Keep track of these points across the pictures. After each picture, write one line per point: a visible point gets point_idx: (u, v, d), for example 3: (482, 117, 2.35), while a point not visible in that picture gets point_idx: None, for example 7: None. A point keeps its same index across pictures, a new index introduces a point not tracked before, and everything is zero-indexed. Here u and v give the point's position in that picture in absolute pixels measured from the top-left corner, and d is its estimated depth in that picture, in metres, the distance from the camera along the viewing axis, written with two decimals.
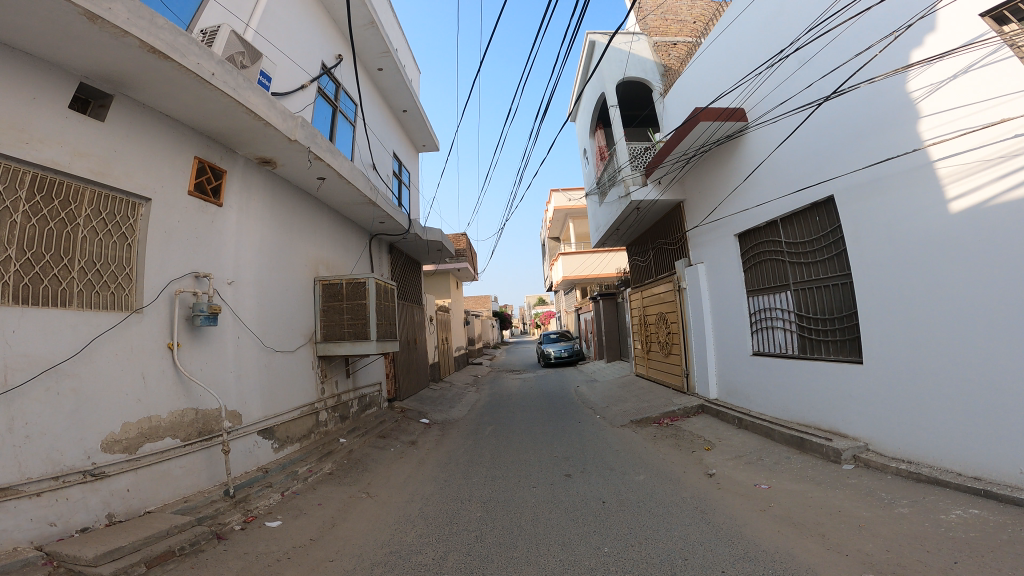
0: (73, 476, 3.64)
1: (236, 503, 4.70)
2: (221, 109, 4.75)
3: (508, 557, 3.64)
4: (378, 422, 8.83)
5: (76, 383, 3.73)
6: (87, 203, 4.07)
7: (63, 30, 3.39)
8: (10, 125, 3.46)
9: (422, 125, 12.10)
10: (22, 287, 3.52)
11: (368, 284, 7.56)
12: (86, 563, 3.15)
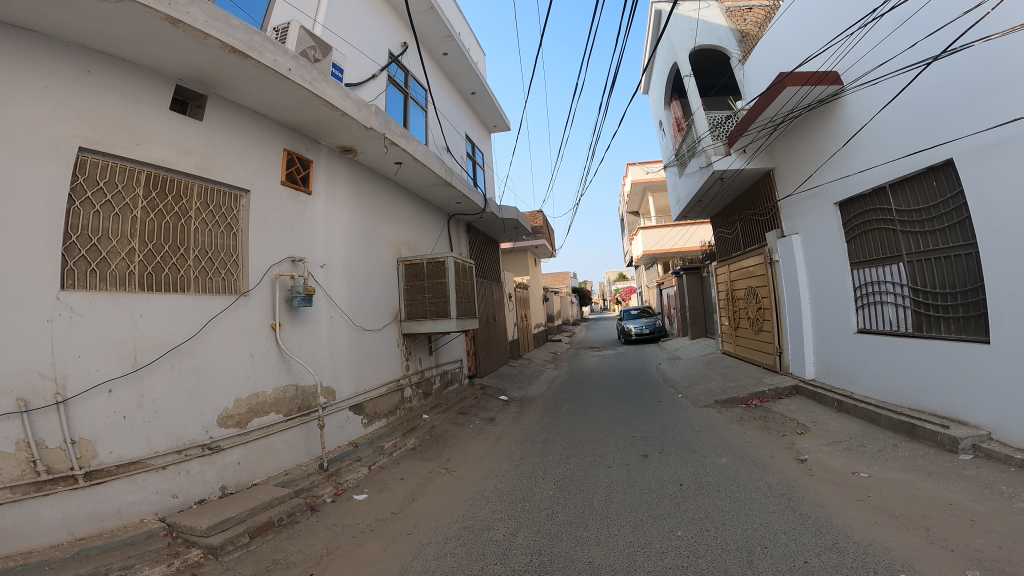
0: (194, 449, 4.06)
1: (329, 476, 5.02)
2: (300, 102, 4.98)
3: (577, 537, 3.67)
4: (459, 398, 9.14)
5: (195, 362, 4.15)
6: (196, 196, 4.43)
7: (152, 34, 3.63)
8: (122, 128, 3.83)
9: (492, 106, 12.09)
10: (143, 276, 3.93)
11: (448, 263, 7.75)
12: (200, 533, 3.44)
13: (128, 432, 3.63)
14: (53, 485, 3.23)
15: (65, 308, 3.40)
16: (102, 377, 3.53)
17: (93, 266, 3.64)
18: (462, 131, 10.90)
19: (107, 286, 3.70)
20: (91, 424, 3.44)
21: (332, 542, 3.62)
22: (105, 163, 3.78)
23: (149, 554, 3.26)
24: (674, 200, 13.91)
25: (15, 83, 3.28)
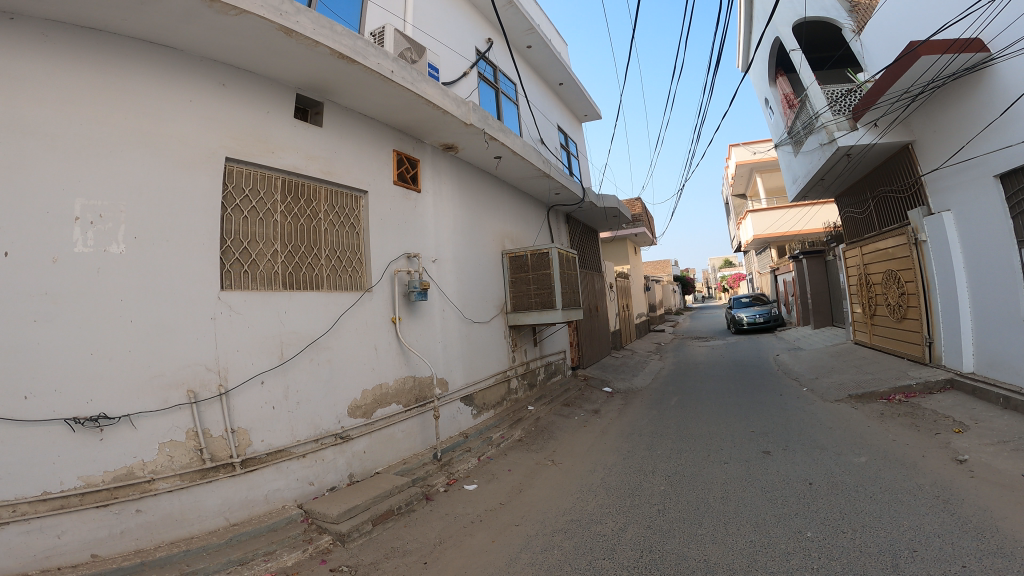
0: (329, 438, 4.38)
1: (443, 466, 5.19)
2: (404, 103, 5.15)
3: (692, 534, 3.51)
4: (563, 390, 9.13)
5: (331, 355, 4.50)
6: (324, 199, 4.74)
7: (270, 46, 3.86)
8: (258, 138, 4.18)
9: (582, 96, 11.85)
10: (286, 275, 4.30)
11: (552, 254, 7.69)
12: (331, 520, 3.63)
13: (276, 422, 3.97)
14: (214, 472, 3.57)
15: (223, 308, 3.78)
16: (255, 371, 3.90)
17: (245, 268, 4.02)
18: (554, 122, 10.82)
19: (256, 285, 4.07)
20: (247, 414, 3.80)
21: (446, 530, 3.69)
22: (248, 171, 4.14)
23: (288, 539, 3.48)
24: (789, 180, 12.94)
25: (166, 102, 3.65)
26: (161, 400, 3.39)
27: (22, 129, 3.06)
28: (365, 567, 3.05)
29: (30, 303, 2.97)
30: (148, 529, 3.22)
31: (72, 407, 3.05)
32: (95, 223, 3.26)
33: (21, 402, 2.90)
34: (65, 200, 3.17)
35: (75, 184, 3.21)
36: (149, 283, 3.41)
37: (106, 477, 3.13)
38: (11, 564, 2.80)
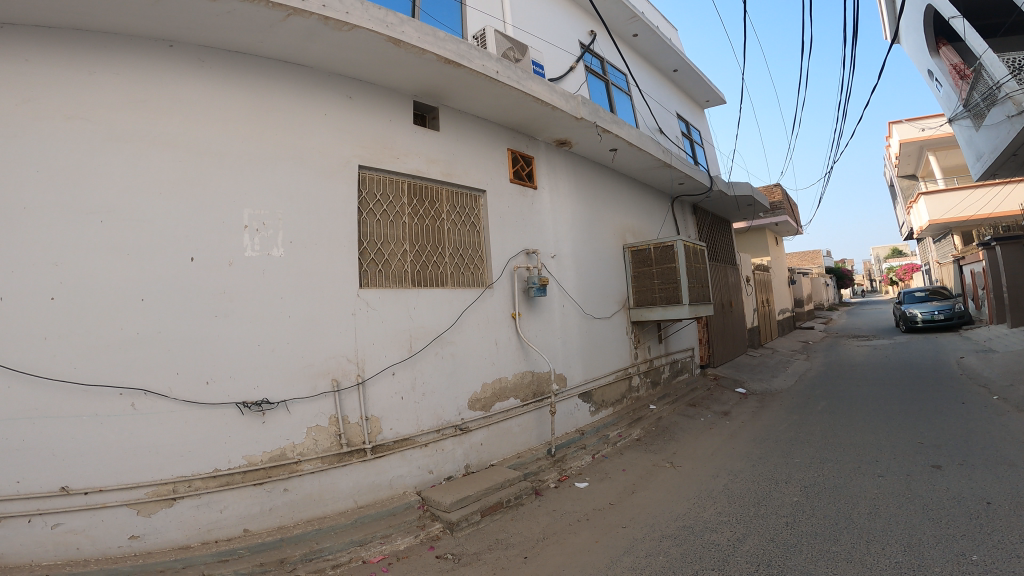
0: (449, 429, 4.53)
1: (555, 462, 5.16)
2: (512, 102, 5.20)
3: (823, 551, 3.13)
4: (689, 389, 8.64)
5: (454, 349, 4.69)
6: (446, 201, 4.94)
7: (382, 58, 4.08)
8: (383, 146, 4.45)
9: (699, 83, 10.96)
10: (415, 272, 4.55)
11: (677, 247, 7.20)
12: (442, 508, 3.77)
13: (404, 411, 4.19)
14: (348, 457, 3.81)
15: (362, 305, 4.08)
16: (388, 362, 4.16)
17: (380, 267, 4.32)
18: (672, 110, 10.25)
19: (390, 283, 4.37)
20: (380, 403, 4.06)
21: (551, 526, 3.66)
22: (378, 177, 4.44)
23: (403, 524, 3.66)
24: (971, 157, 11.13)
25: (302, 117, 3.98)
26: (311, 387, 3.72)
27: (197, 151, 3.50)
28: (469, 557, 3.14)
29: (209, 303, 3.41)
30: (290, 508, 3.51)
31: (241, 393, 3.45)
32: (259, 230, 3.67)
33: (203, 386, 3.33)
34: (234, 211, 3.58)
35: (241, 195, 3.62)
36: (298, 281, 3.77)
37: (262, 457, 3.48)
38: (179, 535, 3.18)
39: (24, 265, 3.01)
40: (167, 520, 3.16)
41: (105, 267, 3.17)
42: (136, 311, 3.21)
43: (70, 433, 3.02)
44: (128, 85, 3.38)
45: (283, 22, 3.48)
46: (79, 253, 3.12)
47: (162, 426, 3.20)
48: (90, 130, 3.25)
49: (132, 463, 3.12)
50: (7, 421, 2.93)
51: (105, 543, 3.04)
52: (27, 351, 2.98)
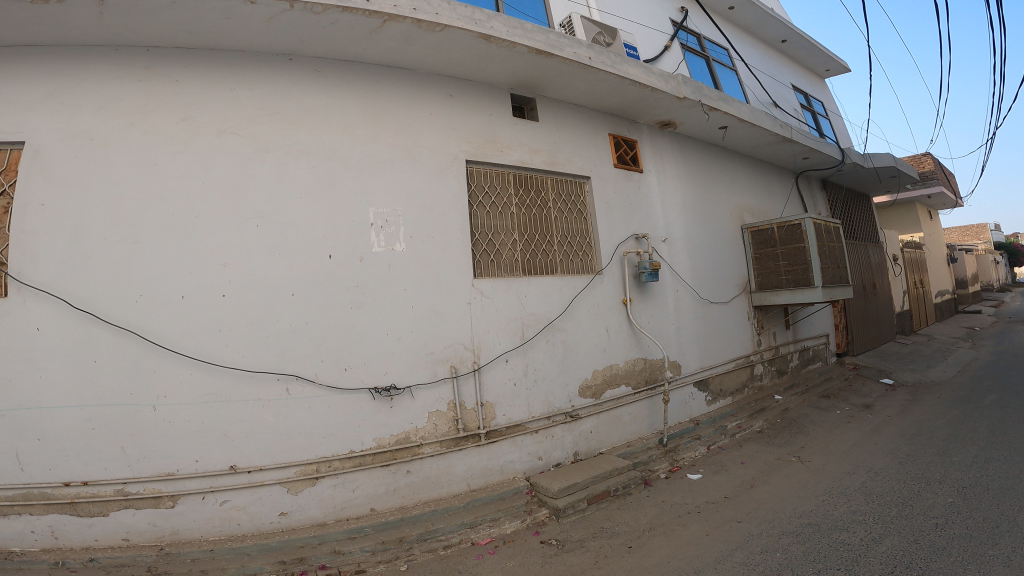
0: (559, 416, 3.70)
1: (666, 452, 4.18)
2: (608, 89, 4.07)
3: (978, 554, 2.54)
4: (822, 380, 7.11)
5: (565, 336, 3.81)
6: (552, 187, 3.99)
7: (471, 56, 3.38)
8: (485, 138, 3.64)
9: (817, 51, 8.75)
10: (526, 260, 3.73)
11: (805, 225, 5.57)
12: (549, 493, 3.22)
13: (516, 399, 3.48)
14: (463, 441, 3.24)
15: (478, 294, 3.40)
16: (501, 349, 3.45)
17: (492, 256, 3.57)
18: (786, 84, 8.26)
19: (504, 272, 3.60)
20: (494, 389, 3.39)
21: (656, 523, 3.11)
22: (486, 170, 3.65)
23: (511, 508, 3.13)
24: None
25: (410, 115, 3.35)
26: (431, 373, 3.16)
27: (330, 157, 3.05)
28: (572, 544, 2.89)
29: (344, 294, 2.96)
30: (411, 491, 3.03)
31: (372, 376, 2.99)
32: (384, 226, 3.14)
33: (342, 373, 2.91)
34: (361, 210, 3.08)
35: (366, 194, 3.12)
36: (423, 276, 3.20)
37: (389, 439, 3.01)
38: (318, 513, 2.80)
39: (195, 259, 2.73)
40: (310, 499, 2.79)
41: (262, 264, 2.82)
42: (285, 303, 2.84)
43: (238, 416, 2.71)
44: (254, 75, 2.98)
45: (380, 28, 2.96)
46: (233, 230, 2.80)
47: (315, 410, 2.84)
48: (236, 141, 2.87)
49: (284, 443, 2.77)
50: (189, 406, 2.66)
51: (257, 520, 2.70)
52: (200, 342, 2.69)
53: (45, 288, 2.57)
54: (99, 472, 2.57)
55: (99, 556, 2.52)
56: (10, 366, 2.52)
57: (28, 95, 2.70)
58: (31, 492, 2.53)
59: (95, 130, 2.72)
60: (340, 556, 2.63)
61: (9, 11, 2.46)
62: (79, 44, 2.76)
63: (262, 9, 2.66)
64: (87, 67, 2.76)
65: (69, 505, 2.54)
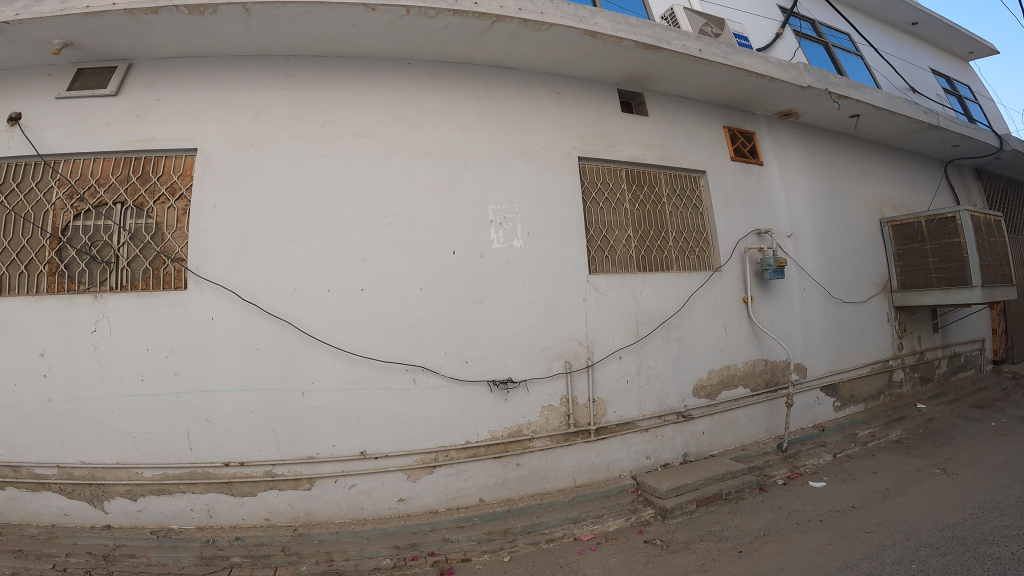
0: (671, 416, 3.62)
1: (786, 458, 3.95)
2: (720, 81, 3.91)
3: None
4: (977, 389, 6.36)
5: (681, 334, 3.72)
6: (665, 183, 3.91)
7: (577, 54, 3.38)
8: (596, 134, 3.63)
9: (956, 31, 7.88)
10: (641, 257, 3.68)
11: (961, 218, 5.03)
12: (657, 493, 3.17)
13: (628, 395, 3.45)
14: (573, 436, 3.27)
15: (593, 290, 3.40)
16: (615, 345, 3.43)
17: (607, 253, 3.56)
18: (920, 69, 7.51)
19: (619, 269, 3.58)
20: (607, 385, 3.39)
21: (771, 530, 2.97)
22: (598, 167, 3.64)
23: (616, 506, 3.12)
24: None
25: (521, 115, 3.42)
26: (546, 367, 3.22)
27: (451, 157, 3.19)
28: (677, 545, 2.82)
29: (467, 290, 3.09)
30: (520, 483, 3.11)
31: (491, 369, 3.09)
32: (502, 223, 3.22)
33: (463, 365, 3.04)
34: (480, 207, 3.19)
35: (485, 192, 3.22)
36: (539, 271, 3.26)
37: (502, 431, 3.10)
38: (432, 501, 2.96)
39: (337, 257, 2.95)
40: (426, 486, 2.95)
41: (393, 260, 3.00)
42: (414, 297, 3.00)
43: (372, 404, 2.91)
44: (380, 82, 3.17)
45: (490, 29, 3.04)
46: (368, 228, 3.00)
47: (438, 400, 2.99)
48: (369, 144, 3.08)
49: (409, 431, 2.95)
50: (331, 392, 2.89)
51: (378, 505, 2.90)
52: (340, 332, 2.91)
53: (218, 281, 2.88)
54: (254, 453, 2.84)
55: (244, 535, 2.73)
56: (188, 352, 2.84)
57: (195, 105, 3.04)
58: (195, 472, 2.82)
59: (253, 137, 3.01)
60: (447, 544, 2.74)
61: (174, 23, 2.76)
62: (233, 54, 3.07)
63: (382, 15, 2.81)
64: (243, 78, 3.07)
65: (225, 484, 2.81)
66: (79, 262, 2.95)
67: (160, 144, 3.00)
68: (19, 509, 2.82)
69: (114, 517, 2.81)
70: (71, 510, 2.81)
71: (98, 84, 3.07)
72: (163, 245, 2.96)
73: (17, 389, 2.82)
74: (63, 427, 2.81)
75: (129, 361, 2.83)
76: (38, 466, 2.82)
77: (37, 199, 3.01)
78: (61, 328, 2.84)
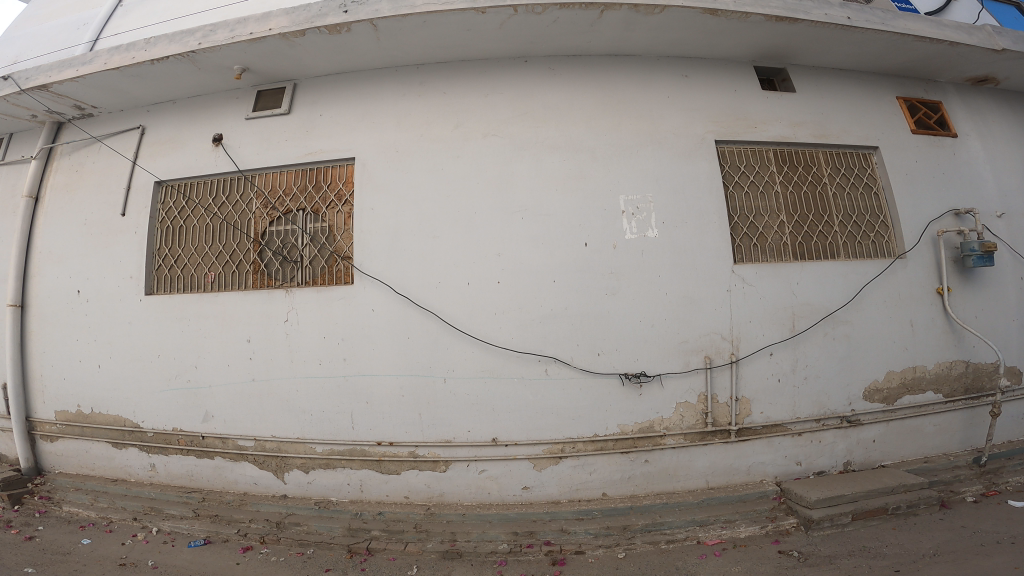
0: (831, 420, 3.22)
1: (983, 473, 3.29)
2: (881, 50, 3.39)
3: None
4: None
5: (850, 330, 3.26)
6: (825, 162, 3.49)
7: (701, 32, 3.09)
8: (735, 115, 3.34)
9: None
10: (797, 245, 3.30)
11: None
12: (804, 503, 2.86)
13: (779, 395, 3.14)
14: (709, 436, 3.06)
15: (739, 280, 3.12)
16: (765, 341, 3.12)
17: (755, 241, 3.24)
18: None
19: (769, 258, 3.24)
20: (753, 384, 3.11)
21: (940, 552, 2.55)
22: (739, 150, 3.36)
23: (752, 513, 2.88)
24: None
25: (651, 101, 3.24)
26: (684, 362, 3.03)
27: (577, 151, 3.10)
28: (818, 559, 2.54)
29: (599, 281, 2.99)
30: (645, 480, 2.99)
31: (623, 363, 2.98)
32: (635, 213, 3.08)
33: (596, 357, 2.95)
34: (612, 198, 3.07)
35: (615, 183, 3.09)
36: (677, 262, 3.06)
37: (633, 427, 2.99)
38: (554, 491, 2.93)
39: (475, 252, 2.98)
40: (550, 476, 2.93)
41: (527, 254, 2.98)
42: (546, 290, 2.96)
43: (505, 393, 2.93)
44: (501, 79, 3.17)
45: (600, 19, 2.89)
46: (502, 223, 3.00)
47: (569, 392, 2.94)
48: (498, 142, 3.09)
49: (539, 421, 2.93)
50: (470, 379, 2.94)
51: (503, 491, 2.92)
52: (478, 322, 2.94)
53: (379, 276, 3.02)
54: (402, 434, 2.96)
55: (385, 510, 2.88)
56: (355, 342, 3.01)
57: (348, 118, 3.21)
58: (354, 449, 3.00)
59: (398, 144, 3.13)
60: (565, 535, 2.72)
61: (321, 44, 2.94)
62: (373, 68, 3.22)
63: (493, 17, 2.78)
64: (380, 90, 3.21)
65: (376, 462, 2.98)
66: (275, 261, 3.23)
67: (326, 156, 3.19)
68: (223, 476, 3.18)
69: (290, 488, 3.07)
70: (260, 480, 3.11)
71: (274, 104, 3.32)
72: (335, 245, 3.15)
73: (230, 369, 3.15)
74: (262, 404, 3.10)
75: (312, 349, 3.05)
76: (240, 438, 3.14)
77: (241, 208, 3.33)
78: (263, 318, 3.12)
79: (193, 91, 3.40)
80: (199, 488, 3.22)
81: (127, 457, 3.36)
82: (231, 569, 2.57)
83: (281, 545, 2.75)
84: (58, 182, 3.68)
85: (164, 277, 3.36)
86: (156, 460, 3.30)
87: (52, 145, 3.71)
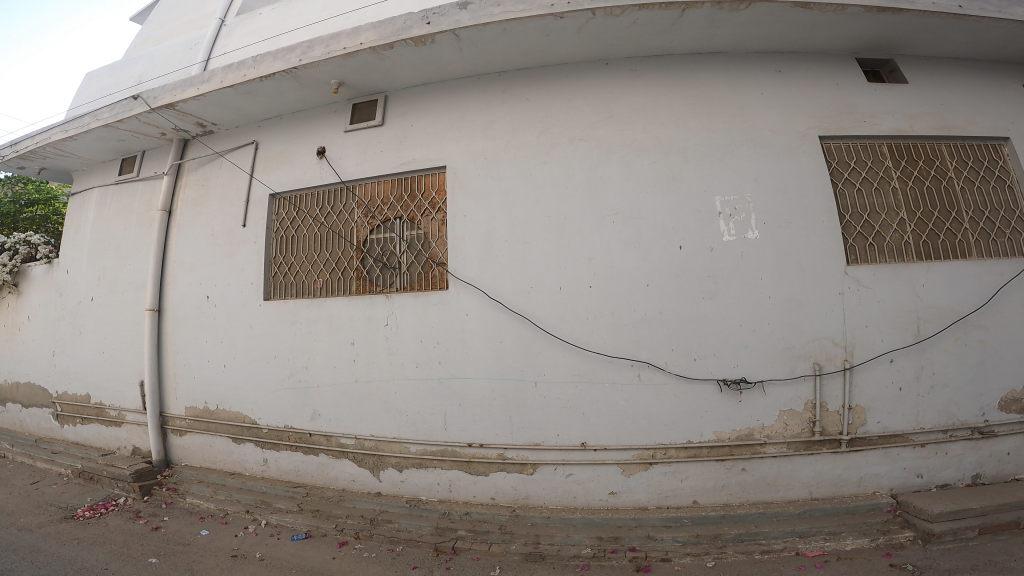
0: (960, 431, 3.02)
1: None
2: (1002, 38, 3.14)
3: None
4: None
5: (984, 335, 3.05)
6: (949, 156, 3.29)
7: (795, 28, 2.97)
8: (841, 111, 3.20)
9: None
10: (920, 244, 3.12)
11: None
12: (923, 516, 2.68)
13: (900, 404, 2.98)
14: (815, 446, 2.94)
15: (852, 283, 2.98)
16: (885, 346, 2.97)
17: (872, 240, 3.09)
18: None
19: (889, 258, 3.08)
20: (869, 391, 2.97)
21: None
22: (849, 146, 3.22)
23: (860, 525, 2.74)
24: None
25: (749, 99, 3.15)
26: (789, 368, 2.92)
27: (669, 152, 3.05)
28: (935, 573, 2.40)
29: (698, 284, 2.94)
30: (741, 489, 2.91)
31: (722, 368, 2.91)
32: (733, 214, 3.00)
33: (691, 362, 2.90)
34: (708, 199, 3.01)
35: (712, 183, 3.03)
36: (782, 264, 2.96)
37: (730, 435, 2.92)
38: (642, 497, 2.89)
39: (572, 256, 2.99)
40: (639, 482, 2.90)
41: (621, 257, 2.96)
42: (641, 293, 2.94)
43: (599, 397, 2.92)
44: (585, 83, 3.17)
45: (681, 18, 2.83)
46: (597, 227, 3.00)
47: (663, 397, 2.90)
48: (586, 146, 3.09)
49: (630, 426, 2.90)
50: (561, 384, 2.95)
51: (590, 495, 2.91)
52: (575, 326, 2.95)
53: (473, 282, 3.08)
54: (491, 436, 3.01)
55: (471, 511, 2.92)
56: (450, 346, 3.09)
57: (439, 126, 3.29)
58: (446, 450, 3.07)
59: (486, 151, 3.18)
60: (650, 542, 2.67)
61: (408, 55, 3.03)
62: (456, 77, 3.29)
63: (571, 21, 2.78)
64: (468, 99, 3.27)
65: (466, 463, 3.03)
66: (375, 268, 3.35)
67: (418, 165, 3.29)
68: (325, 473, 3.32)
69: (384, 486, 3.18)
70: (357, 477, 3.24)
71: (367, 115, 3.46)
72: (430, 252, 3.24)
73: (336, 370, 3.30)
74: (363, 405, 3.23)
75: (411, 352, 3.16)
76: (342, 436, 3.28)
77: (344, 217, 3.47)
78: (364, 322, 3.26)
79: (298, 106, 3.59)
80: (303, 483, 3.37)
81: (245, 452, 3.58)
82: (329, 562, 2.68)
83: (374, 542, 2.85)
84: (189, 196, 3.96)
85: (280, 283, 3.57)
86: (268, 455, 3.49)
87: (182, 162, 4.01)
